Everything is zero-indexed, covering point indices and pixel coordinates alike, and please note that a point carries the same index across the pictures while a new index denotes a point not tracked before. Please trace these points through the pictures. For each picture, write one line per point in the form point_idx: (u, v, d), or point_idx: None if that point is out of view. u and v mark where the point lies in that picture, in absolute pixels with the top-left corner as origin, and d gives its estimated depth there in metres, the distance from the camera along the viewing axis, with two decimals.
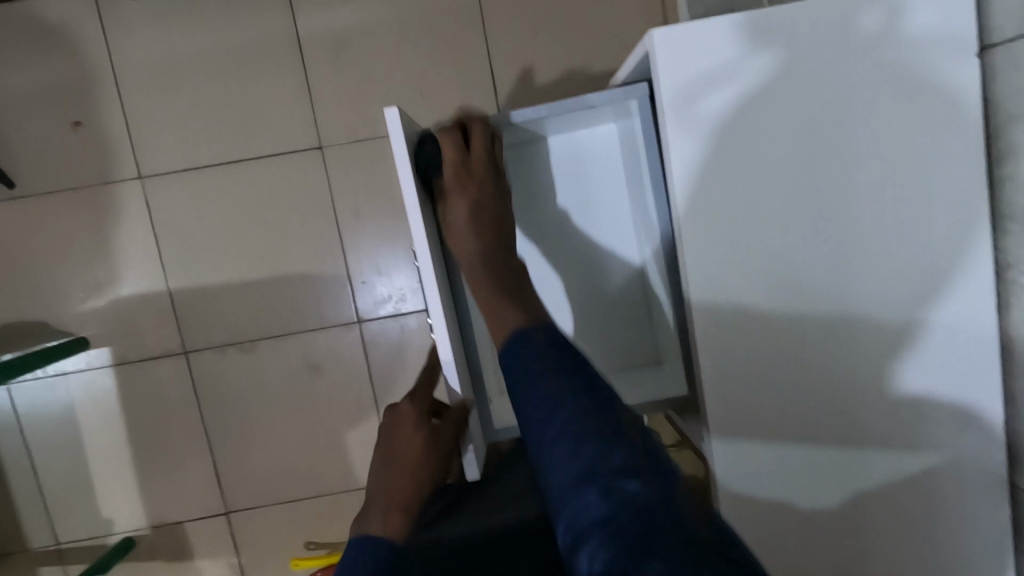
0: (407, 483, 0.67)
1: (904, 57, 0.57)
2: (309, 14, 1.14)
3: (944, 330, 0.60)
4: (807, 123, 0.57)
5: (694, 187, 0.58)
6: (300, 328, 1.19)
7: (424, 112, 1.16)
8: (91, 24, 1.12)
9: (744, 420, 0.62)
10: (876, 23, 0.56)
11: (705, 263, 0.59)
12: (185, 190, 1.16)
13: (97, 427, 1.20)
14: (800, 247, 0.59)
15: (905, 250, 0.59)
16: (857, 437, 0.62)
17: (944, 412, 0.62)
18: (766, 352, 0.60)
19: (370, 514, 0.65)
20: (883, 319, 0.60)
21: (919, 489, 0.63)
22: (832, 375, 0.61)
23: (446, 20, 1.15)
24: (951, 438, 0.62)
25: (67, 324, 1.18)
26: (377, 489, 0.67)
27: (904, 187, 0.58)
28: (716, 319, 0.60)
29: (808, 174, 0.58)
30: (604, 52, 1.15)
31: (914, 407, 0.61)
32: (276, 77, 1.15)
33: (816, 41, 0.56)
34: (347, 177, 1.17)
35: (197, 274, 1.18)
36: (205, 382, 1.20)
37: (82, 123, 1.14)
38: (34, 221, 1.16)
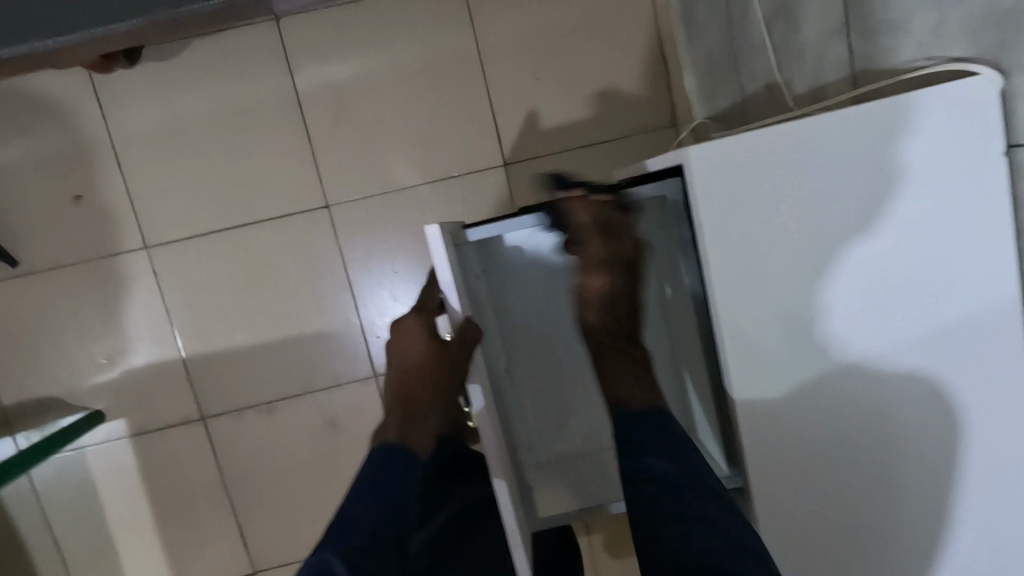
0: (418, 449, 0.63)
1: (933, 159, 0.55)
2: (306, 73, 1.13)
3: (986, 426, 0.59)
4: (836, 228, 0.57)
5: (729, 294, 0.58)
6: (316, 387, 1.19)
7: (430, 163, 1.16)
8: (89, 98, 1.12)
9: (784, 514, 0.62)
10: (902, 128, 0.55)
11: (745, 369, 0.60)
12: (192, 256, 1.15)
13: (117, 498, 1.19)
14: (839, 349, 0.59)
15: (943, 348, 0.58)
16: (906, 530, 0.61)
17: (991, 507, 0.60)
18: (806, 452, 0.61)
19: (391, 422, 0.64)
20: (926, 417, 0.59)
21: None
22: (869, 469, 0.61)
23: (445, 70, 1.14)
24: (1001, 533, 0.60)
25: (80, 399, 1.17)
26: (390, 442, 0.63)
27: (943, 286, 0.57)
28: (758, 425, 0.61)
29: (844, 279, 0.58)
30: (605, 95, 1.15)
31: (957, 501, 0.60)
32: (278, 138, 1.14)
33: (841, 149, 0.55)
34: (355, 234, 1.16)
35: (210, 340, 1.17)
36: (223, 446, 1.19)
37: (84, 197, 1.14)
38: (41, 298, 1.15)
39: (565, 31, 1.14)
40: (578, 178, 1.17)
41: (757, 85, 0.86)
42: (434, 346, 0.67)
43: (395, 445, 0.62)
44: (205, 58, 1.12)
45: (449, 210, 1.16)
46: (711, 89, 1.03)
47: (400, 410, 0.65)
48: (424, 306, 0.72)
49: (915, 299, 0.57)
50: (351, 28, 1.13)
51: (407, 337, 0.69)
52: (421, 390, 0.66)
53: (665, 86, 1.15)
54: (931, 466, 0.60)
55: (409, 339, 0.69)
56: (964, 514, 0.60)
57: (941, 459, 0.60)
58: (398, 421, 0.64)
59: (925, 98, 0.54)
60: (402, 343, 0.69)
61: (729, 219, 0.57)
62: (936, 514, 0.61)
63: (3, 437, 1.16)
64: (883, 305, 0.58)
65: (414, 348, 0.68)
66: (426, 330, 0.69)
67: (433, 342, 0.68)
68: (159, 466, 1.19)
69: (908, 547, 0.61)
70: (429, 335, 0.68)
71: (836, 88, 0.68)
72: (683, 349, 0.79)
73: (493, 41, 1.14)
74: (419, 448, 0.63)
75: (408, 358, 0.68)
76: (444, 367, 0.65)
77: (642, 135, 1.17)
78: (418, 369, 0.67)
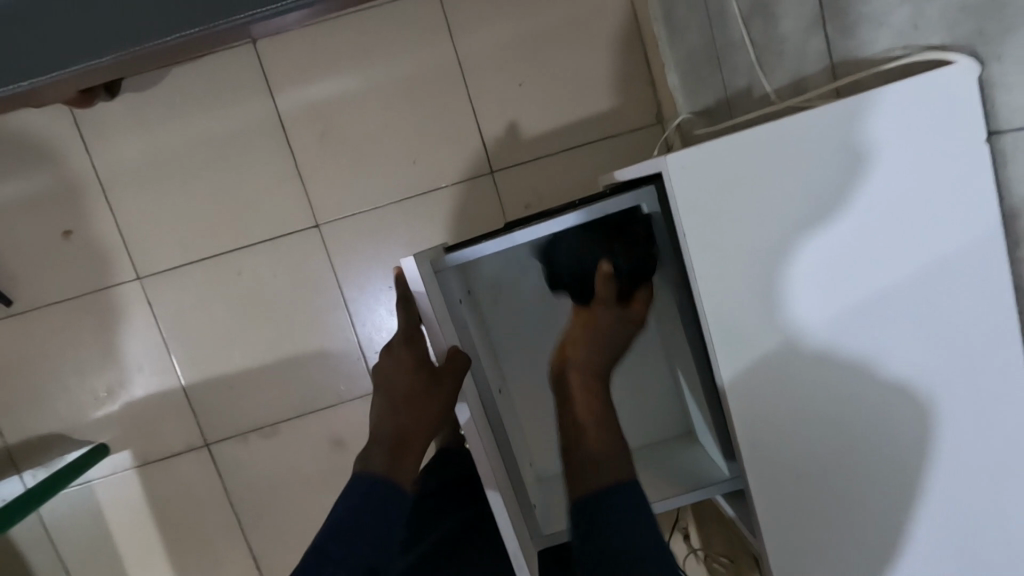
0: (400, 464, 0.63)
1: (916, 149, 0.54)
2: (287, 94, 1.13)
3: (983, 415, 0.57)
4: (817, 222, 0.56)
5: (715, 297, 0.57)
6: (317, 407, 1.19)
7: (417, 176, 1.15)
8: (72, 133, 1.12)
9: (785, 514, 0.61)
10: (883, 120, 0.53)
11: (737, 371, 0.59)
12: (186, 284, 1.15)
13: (128, 529, 1.19)
14: (833, 348, 0.58)
15: (935, 337, 0.57)
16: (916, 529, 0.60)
17: (996, 498, 0.58)
18: (806, 453, 0.60)
19: (376, 455, 0.63)
20: (928, 412, 0.58)
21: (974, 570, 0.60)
22: (868, 465, 0.60)
23: (426, 82, 1.14)
24: (1005, 521, 0.59)
25: (84, 433, 1.17)
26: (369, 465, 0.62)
27: (935, 278, 0.56)
28: (754, 428, 0.60)
29: (833, 276, 0.56)
30: (589, 95, 1.15)
31: (962, 493, 0.58)
32: (264, 161, 1.14)
33: (817, 142, 0.54)
34: (347, 251, 1.16)
35: (209, 366, 1.17)
36: (230, 471, 1.19)
37: (74, 232, 1.14)
38: (39, 335, 1.15)
39: (544, 35, 1.13)
40: (567, 182, 1.17)
41: (738, 81, 0.85)
42: (423, 377, 0.67)
43: (381, 475, 0.61)
44: (185, 86, 1.12)
45: (440, 221, 1.16)
46: (695, 85, 1.02)
47: (387, 441, 0.64)
48: (412, 336, 0.70)
49: (907, 292, 0.56)
50: (330, 46, 1.12)
51: (396, 367, 0.69)
52: (408, 422, 0.65)
53: (648, 84, 1.15)
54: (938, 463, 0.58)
55: (397, 371, 0.69)
56: (969, 506, 0.58)
57: (948, 456, 0.58)
58: (385, 453, 0.63)
59: (903, 89, 0.52)
60: (390, 374, 0.69)
61: (712, 222, 0.56)
62: (948, 512, 0.59)
63: (11, 475, 1.17)
64: (874, 299, 0.57)
65: (403, 380, 0.68)
66: (415, 362, 0.69)
67: (421, 373, 0.67)
68: (167, 495, 1.19)
69: (919, 547, 0.60)
70: (418, 367, 0.68)
71: (816, 80, 0.68)
72: (675, 351, 0.79)
73: (472, 50, 1.13)
74: (404, 481, 0.62)
75: (396, 389, 0.68)
76: (431, 399, 0.65)
77: (628, 135, 1.16)
78: (406, 400, 0.67)
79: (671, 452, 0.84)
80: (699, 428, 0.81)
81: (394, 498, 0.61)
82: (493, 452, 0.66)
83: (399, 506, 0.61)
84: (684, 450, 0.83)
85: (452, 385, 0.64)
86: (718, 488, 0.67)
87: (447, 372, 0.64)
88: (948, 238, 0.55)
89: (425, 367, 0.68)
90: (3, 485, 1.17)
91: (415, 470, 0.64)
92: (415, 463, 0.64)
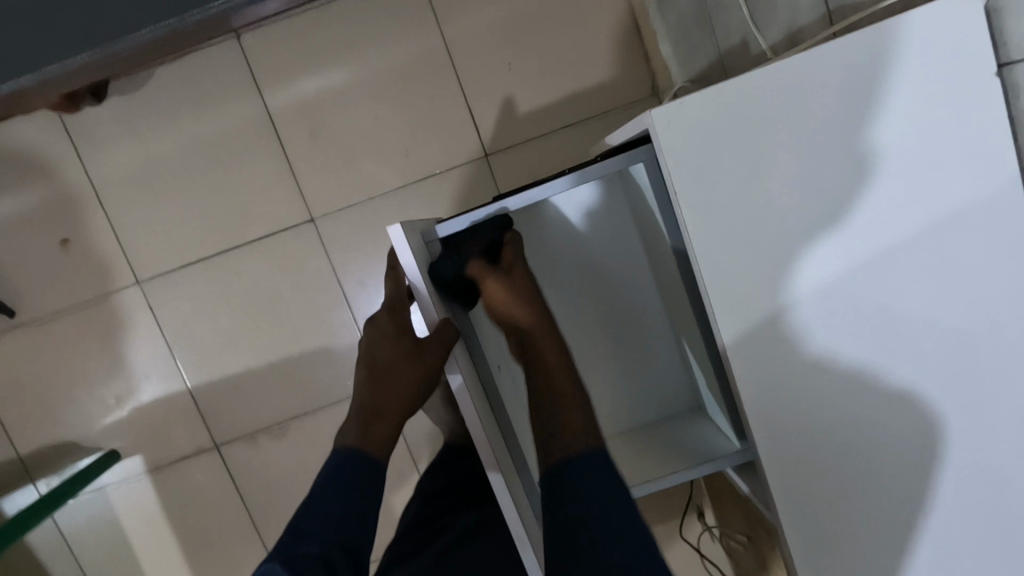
0: (378, 434, 0.62)
1: (919, 89, 0.50)
2: (274, 89, 1.11)
3: (1006, 367, 0.54)
4: (817, 172, 0.53)
5: (711, 257, 0.55)
6: (323, 404, 1.17)
7: (409, 165, 1.13)
8: (64, 142, 1.12)
9: (798, 481, 0.57)
10: (879, 61, 0.50)
11: (738, 335, 0.56)
12: (186, 288, 1.15)
13: (144, 535, 1.20)
14: (844, 307, 0.54)
15: (951, 289, 0.53)
16: (945, 497, 0.55)
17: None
18: (818, 419, 0.57)
19: (349, 426, 0.62)
20: (947, 370, 0.54)
21: (1013, 536, 0.55)
22: (887, 428, 0.56)
23: (413, 68, 1.11)
24: None
25: (95, 440, 1.17)
26: (346, 437, 0.61)
27: (948, 226, 0.52)
28: (761, 393, 0.57)
29: (835, 229, 0.53)
30: (582, 71, 1.12)
31: (993, 452, 0.54)
32: (256, 158, 1.13)
33: (812, 88, 0.51)
34: (343, 245, 1.14)
35: (213, 369, 1.17)
36: (241, 472, 1.19)
37: (72, 241, 1.14)
38: (45, 346, 1.16)
39: (530, 13, 1.10)
40: (563, 162, 1.14)
41: (732, 41, 0.82)
42: (404, 347, 0.65)
43: (354, 447, 0.60)
44: (172, 87, 1.11)
45: (436, 210, 1.14)
46: (688, 51, 0.99)
47: (362, 409, 0.63)
48: (396, 304, 0.70)
49: (919, 244, 0.53)
50: (313, 38, 1.11)
51: (377, 332, 0.68)
52: (386, 393, 0.64)
53: (641, 56, 1.11)
54: (965, 423, 0.54)
55: (377, 338, 0.68)
56: (1000, 465, 0.54)
57: (974, 417, 0.54)
58: (357, 423, 0.62)
59: (897, 26, 0.50)
60: (371, 342, 0.68)
61: (703, 181, 0.53)
62: (978, 477, 0.54)
63: (26, 486, 1.18)
64: (884, 253, 0.53)
65: (384, 349, 0.66)
66: (397, 331, 0.68)
67: (403, 342, 0.66)
68: (180, 498, 1.19)
69: (947, 517, 0.56)
70: (400, 335, 0.67)
71: (812, 30, 0.64)
72: (680, 319, 0.77)
73: (458, 32, 1.11)
74: (376, 451, 0.61)
75: (376, 357, 0.66)
76: (410, 368, 0.63)
77: (623, 110, 1.13)
78: (384, 368, 0.65)
79: (681, 425, 0.81)
80: (707, 401, 0.78)
81: (366, 471, 0.59)
82: (491, 425, 0.65)
83: (374, 479, 0.59)
84: (695, 423, 0.81)
85: (436, 355, 0.62)
86: (727, 461, 0.64)
87: (435, 342, 0.62)
88: (961, 182, 0.52)
89: (407, 337, 0.67)
90: (19, 496, 1.18)
91: (390, 441, 0.63)
92: (387, 434, 0.62)
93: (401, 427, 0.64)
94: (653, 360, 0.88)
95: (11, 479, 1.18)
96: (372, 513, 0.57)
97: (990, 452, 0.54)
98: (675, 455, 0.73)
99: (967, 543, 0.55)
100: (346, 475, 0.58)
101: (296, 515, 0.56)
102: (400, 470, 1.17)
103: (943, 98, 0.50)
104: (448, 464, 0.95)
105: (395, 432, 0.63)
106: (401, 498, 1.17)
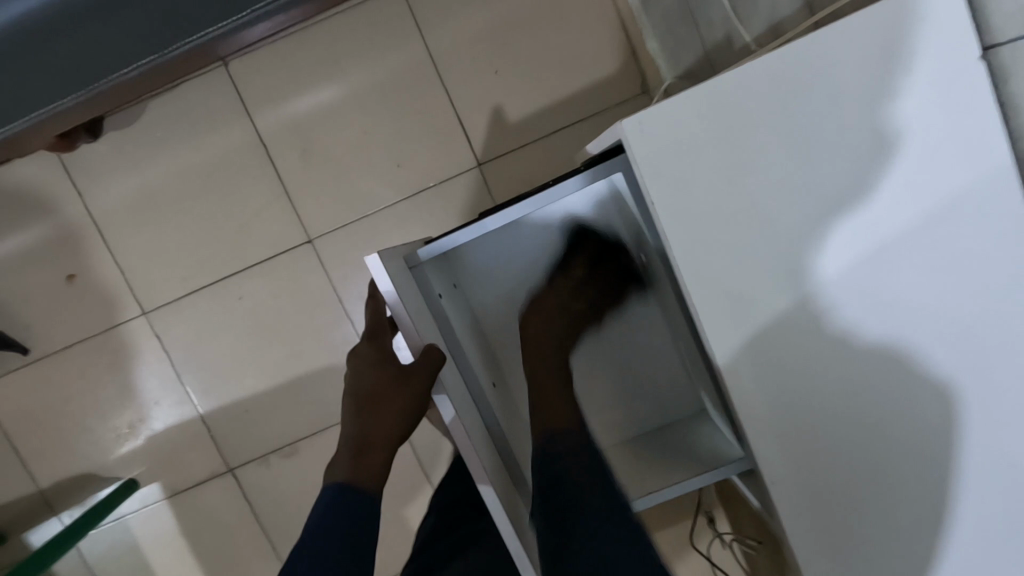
0: (364, 467, 0.61)
1: (901, 78, 0.48)
2: (265, 114, 1.12)
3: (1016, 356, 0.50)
4: (798, 169, 0.51)
5: (693, 264, 0.53)
6: (333, 422, 1.18)
7: (404, 179, 1.13)
8: (64, 182, 1.14)
9: (802, 484, 0.54)
10: (860, 52, 0.48)
11: (727, 340, 0.53)
12: (190, 315, 1.16)
13: (165, 560, 1.21)
14: (838, 307, 0.52)
15: (947, 281, 0.51)
16: (959, 498, 0.52)
17: None
18: (821, 425, 0.54)
19: (339, 460, 0.62)
20: (954, 366, 0.51)
21: None
22: (891, 427, 0.53)
23: (401, 83, 1.11)
24: None
25: (112, 470, 1.19)
26: (336, 473, 0.61)
27: (940, 215, 0.50)
28: (756, 400, 0.54)
29: (820, 227, 0.51)
30: (569, 74, 1.11)
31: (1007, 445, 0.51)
32: (252, 184, 1.14)
33: (788, 84, 0.49)
34: (341, 262, 1.15)
35: (223, 393, 1.18)
36: (256, 494, 1.19)
37: (77, 276, 1.16)
38: (58, 380, 1.18)
39: (514, 20, 1.10)
40: (558, 164, 1.13)
41: (716, 34, 0.81)
42: (387, 374, 0.65)
43: (344, 483, 0.60)
44: (166, 119, 1.13)
45: (432, 221, 1.14)
46: (675, 47, 0.97)
47: (350, 443, 0.63)
48: (377, 331, 0.69)
49: (912, 235, 0.50)
50: (301, 61, 1.11)
51: (360, 364, 0.68)
52: (373, 423, 0.64)
53: (629, 54, 1.10)
54: (976, 421, 0.51)
55: (361, 367, 0.67)
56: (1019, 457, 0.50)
57: (988, 414, 0.51)
58: (349, 454, 0.62)
59: (874, 16, 0.48)
60: (354, 371, 0.68)
61: (683, 186, 0.52)
62: (993, 477, 0.51)
63: (49, 518, 1.20)
64: (874, 248, 0.51)
65: (368, 376, 0.66)
66: (379, 357, 0.67)
67: (388, 369, 0.66)
68: (198, 523, 1.20)
69: (961, 520, 0.52)
70: (384, 361, 0.67)
71: (793, 20, 0.63)
72: (675, 322, 0.76)
73: (443, 44, 1.10)
74: (370, 483, 0.61)
75: (361, 385, 0.66)
76: (396, 395, 0.63)
77: (613, 110, 1.12)
78: (369, 396, 0.65)
79: (685, 432, 0.80)
80: (709, 406, 0.77)
81: (361, 505, 0.59)
82: (482, 446, 0.64)
83: (369, 512, 0.59)
84: (698, 429, 0.79)
85: (421, 381, 0.60)
86: (730, 468, 0.63)
87: (419, 368, 0.61)
88: (950, 169, 0.49)
89: (390, 362, 0.66)
90: (43, 527, 1.20)
91: (383, 471, 0.63)
92: (379, 463, 0.62)
93: (391, 458, 0.64)
94: (652, 364, 0.86)
95: (34, 512, 1.20)
96: (364, 547, 0.57)
97: (1005, 447, 0.51)
98: (681, 463, 0.72)
99: (987, 547, 0.52)
100: (339, 510, 0.58)
101: (291, 557, 0.56)
102: (412, 484, 1.17)
103: (928, 85, 0.48)
104: (459, 478, 0.92)
105: (387, 461, 0.63)
106: (416, 510, 1.17)
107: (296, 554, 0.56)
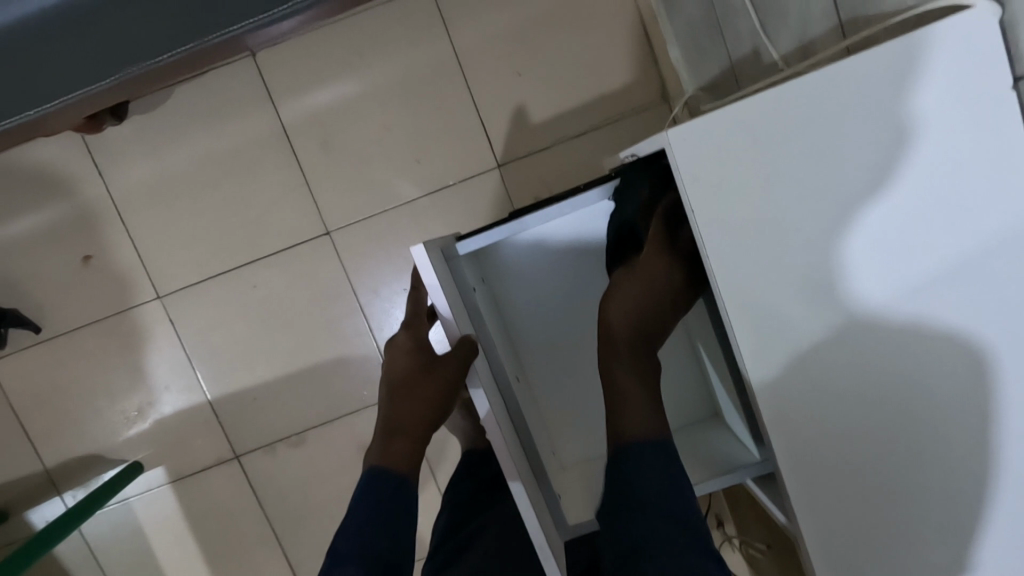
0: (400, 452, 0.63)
1: (940, 96, 0.48)
2: (289, 104, 1.13)
3: None
4: (835, 182, 0.52)
5: (727, 271, 0.55)
6: (341, 413, 1.19)
7: (426, 174, 1.15)
8: (86, 163, 1.15)
9: (817, 487, 0.56)
10: (900, 68, 0.49)
11: (756, 347, 0.55)
12: (204, 301, 1.17)
13: (167, 543, 1.22)
14: (870, 326, 0.53)
15: (978, 299, 0.51)
16: (977, 516, 0.54)
17: None
18: (842, 433, 0.55)
19: (375, 448, 0.64)
20: (983, 391, 0.52)
21: None
22: (910, 436, 0.54)
23: (425, 81, 1.13)
24: None
25: (119, 451, 1.20)
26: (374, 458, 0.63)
27: (969, 233, 0.50)
28: (781, 405, 0.56)
29: (853, 241, 0.53)
30: (590, 80, 1.12)
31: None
32: (273, 173, 1.15)
33: (828, 101, 0.50)
34: (357, 255, 1.16)
35: (234, 380, 1.18)
36: (261, 482, 1.20)
37: (94, 257, 1.16)
38: (69, 359, 1.18)
39: (540, 24, 1.11)
40: (575, 169, 1.14)
41: (742, 49, 0.82)
42: (421, 363, 0.67)
43: (381, 468, 0.62)
44: (189, 104, 1.14)
45: (448, 218, 1.15)
46: (698, 59, 0.99)
47: (386, 431, 0.65)
48: (414, 322, 0.71)
49: (944, 260, 0.51)
50: (325, 54, 1.12)
51: (396, 353, 0.69)
52: (408, 411, 0.65)
53: (651, 63, 1.12)
54: (1001, 446, 0.52)
55: (397, 357, 0.69)
56: None
57: (1010, 442, 0.52)
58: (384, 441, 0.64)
59: (905, 42, 0.48)
60: (391, 361, 0.69)
61: (721, 203, 0.54)
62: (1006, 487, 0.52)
63: (53, 497, 1.20)
64: (904, 266, 0.52)
65: (403, 365, 0.68)
66: (415, 347, 0.69)
67: (421, 360, 0.67)
68: (202, 508, 1.21)
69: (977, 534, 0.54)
70: (418, 351, 0.68)
71: (824, 40, 0.64)
72: (697, 332, 0.79)
73: (469, 44, 1.12)
74: (404, 470, 0.63)
75: (396, 374, 0.68)
76: (429, 383, 0.65)
77: (632, 118, 1.14)
78: (404, 385, 0.66)
79: (702, 435, 0.82)
80: (726, 411, 0.79)
81: (395, 489, 0.61)
82: (512, 439, 0.64)
83: (405, 496, 0.61)
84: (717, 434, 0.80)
85: (456, 369, 0.62)
86: (748, 471, 0.65)
87: (455, 358, 0.62)
88: (982, 190, 0.49)
89: (425, 353, 0.68)
90: (46, 507, 1.21)
91: (417, 456, 0.64)
92: (411, 452, 0.64)
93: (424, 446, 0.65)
94: (669, 369, 0.88)
95: (38, 490, 1.20)
96: (401, 533, 0.59)
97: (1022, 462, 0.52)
98: (704, 465, 0.73)
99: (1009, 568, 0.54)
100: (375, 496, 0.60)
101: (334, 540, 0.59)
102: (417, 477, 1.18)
103: (965, 105, 0.48)
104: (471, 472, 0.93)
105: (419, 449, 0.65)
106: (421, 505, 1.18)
107: (340, 536, 0.59)
